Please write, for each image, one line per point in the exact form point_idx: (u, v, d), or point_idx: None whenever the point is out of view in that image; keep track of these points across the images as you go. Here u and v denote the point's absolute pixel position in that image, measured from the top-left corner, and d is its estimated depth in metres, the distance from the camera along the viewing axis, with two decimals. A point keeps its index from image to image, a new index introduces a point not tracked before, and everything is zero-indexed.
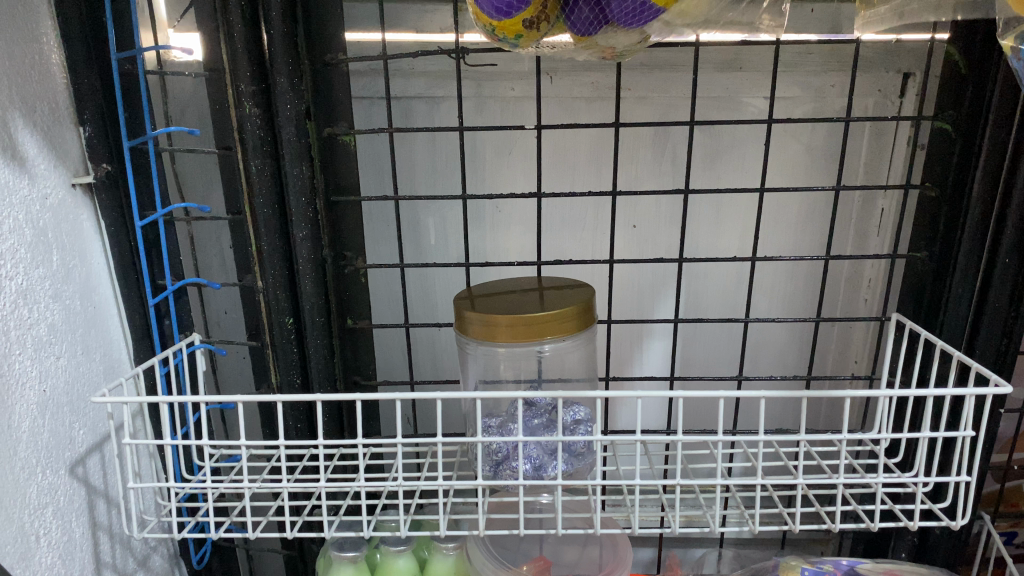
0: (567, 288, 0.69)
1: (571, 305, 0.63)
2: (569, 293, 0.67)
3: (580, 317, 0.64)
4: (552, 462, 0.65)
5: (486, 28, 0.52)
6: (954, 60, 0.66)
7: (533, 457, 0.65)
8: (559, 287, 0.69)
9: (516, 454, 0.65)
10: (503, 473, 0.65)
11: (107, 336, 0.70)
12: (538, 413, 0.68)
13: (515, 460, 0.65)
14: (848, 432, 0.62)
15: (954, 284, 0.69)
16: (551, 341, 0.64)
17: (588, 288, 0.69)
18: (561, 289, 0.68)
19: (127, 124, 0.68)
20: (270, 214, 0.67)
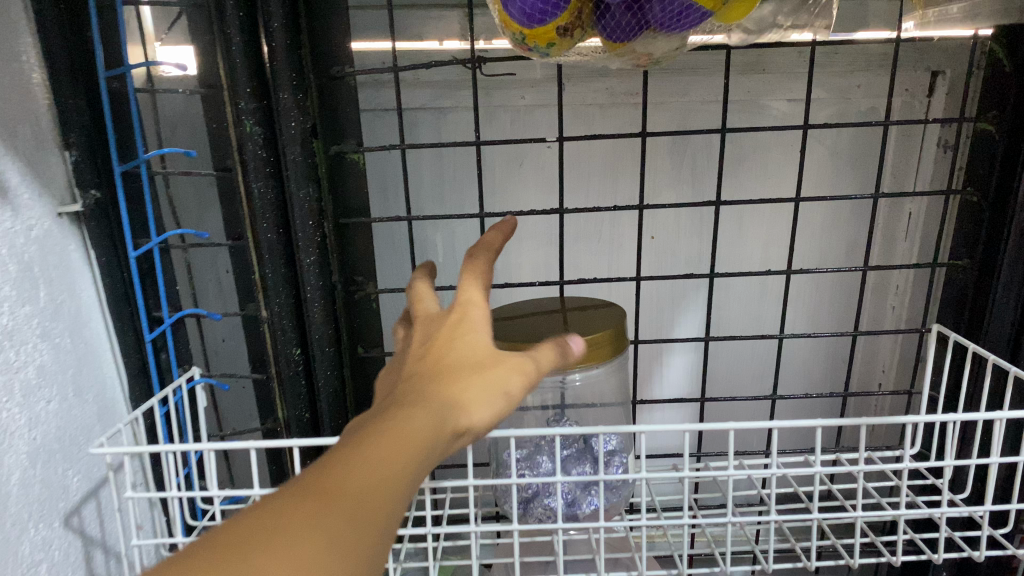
0: (596, 310, 0.64)
1: (604, 330, 0.59)
2: (597, 315, 0.63)
3: (614, 344, 0.59)
4: (586, 498, 0.61)
5: (516, 37, 0.48)
6: (998, 59, 0.62)
7: (566, 493, 0.61)
8: (586, 309, 0.65)
9: (549, 491, 0.61)
10: (538, 513, 0.61)
11: (100, 374, 0.65)
12: (568, 444, 0.64)
13: (547, 497, 0.61)
14: (904, 458, 0.59)
15: (998, 294, 0.65)
16: (582, 368, 0.59)
17: (617, 310, 0.64)
18: (588, 312, 0.64)
19: (117, 147, 0.63)
20: (275, 239, 0.63)
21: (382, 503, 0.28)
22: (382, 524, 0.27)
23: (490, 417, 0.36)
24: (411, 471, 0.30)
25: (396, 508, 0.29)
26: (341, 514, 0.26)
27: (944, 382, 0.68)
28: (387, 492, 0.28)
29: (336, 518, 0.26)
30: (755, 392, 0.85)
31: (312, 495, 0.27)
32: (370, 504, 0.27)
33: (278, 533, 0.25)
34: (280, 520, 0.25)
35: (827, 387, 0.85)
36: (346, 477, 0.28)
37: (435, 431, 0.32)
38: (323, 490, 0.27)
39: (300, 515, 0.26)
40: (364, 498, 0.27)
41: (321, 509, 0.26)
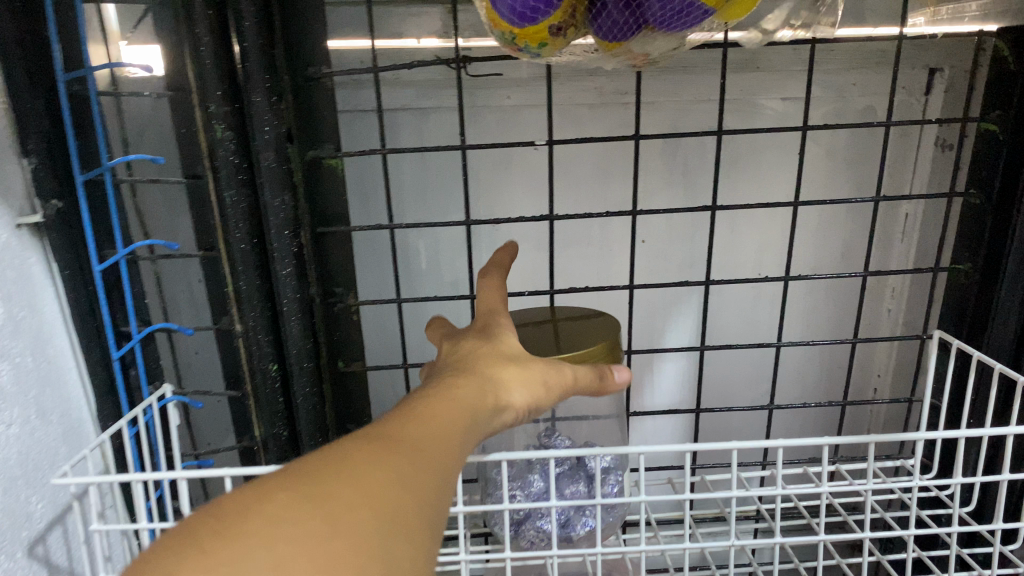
0: (589, 323, 0.61)
1: (599, 344, 0.56)
2: (591, 328, 0.60)
3: (609, 360, 0.56)
4: (580, 518, 0.59)
5: (505, 36, 0.45)
6: (1003, 57, 0.60)
7: (559, 515, 0.58)
8: (579, 321, 0.61)
9: (541, 512, 0.58)
10: (531, 535, 0.59)
11: (65, 394, 0.61)
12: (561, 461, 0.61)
13: (540, 519, 0.58)
14: (914, 474, 0.56)
15: (1000, 298, 0.63)
16: None
17: (613, 324, 0.61)
18: (581, 325, 0.60)
19: (79, 153, 0.59)
20: (248, 250, 0.59)
21: (437, 467, 0.31)
22: (435, 485, 0.30)
23: (536, 399, 0.43)
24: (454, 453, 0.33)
25: (444, 478, 0.31)
26: (402, 463, 0.30)
27: (946, 389, 0.66)
28: (445, 450, 0.33)
29: (401, 465, 0.30)
30: (749, 400, 0.83)
31: (376, 448, 0.30)
32: (425, 464, 0.31)
33: (354, 471, 0.28)
34: (355, 461, 0.29)
35: (822, 394, 0.82)
36: (439, 402, 0.36)
37: (495, 394, 0.40)
38: (386, 447, 0.30)
39: (370, 462, 0.29)
40: (425, 455, 0.31)
41: (403, 441, 0.31)
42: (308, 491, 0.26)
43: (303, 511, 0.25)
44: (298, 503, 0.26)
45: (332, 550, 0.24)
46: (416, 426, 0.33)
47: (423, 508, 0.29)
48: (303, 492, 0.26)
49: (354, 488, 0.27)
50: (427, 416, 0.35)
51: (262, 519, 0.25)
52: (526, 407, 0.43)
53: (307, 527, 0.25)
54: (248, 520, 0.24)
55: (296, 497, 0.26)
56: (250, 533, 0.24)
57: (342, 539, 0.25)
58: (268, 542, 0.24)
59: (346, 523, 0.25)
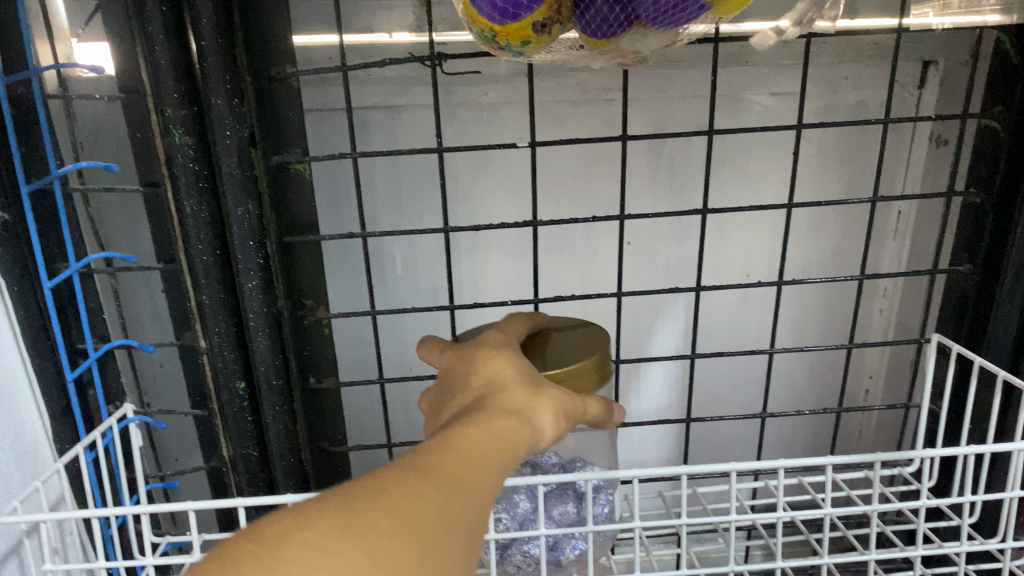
0: (569, 334, 0.56)
1: (585, 359, 0.49)
2: (572, 339, 0.55)
3: (600, 378, 0.51)
4: (569, 542, 0.55)
5: (484, 34, 0.41)
6: (1005, 49, 0.57)
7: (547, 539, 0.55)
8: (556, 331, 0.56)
9: (528, 537, 0.55)
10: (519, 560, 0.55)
11: (18, 416, 0.56)
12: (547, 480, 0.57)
13: (527, 544, 0.55)
14: (920, 490, 0.53)
15: (1001, 301, 0.61)
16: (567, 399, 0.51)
17: (593, 336, 0.56)
18: (561, 333, 0.55)
19: (24, 161, 0.55)
20: (211, 263, 0.55)
21: (474, 496, 0.31)
22: (472, 516, 0.30)
23: (562, 427, 0.41)
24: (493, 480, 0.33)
25: (482, 508, 0.31)
26: (441, 494, 0.29)
27: (947, 396, 0.64)
28: (485, 478, 0.32)
29: (443, 498, 0.29)
30: (738, 406, 0.80)
31: (417, 477, 0.30)
32: (464, 493, 0.30)
33: (396, 501, 0.28)
34: (398, 490, 0.28)
35: (813, 398, 0.80)
36: (480, 424, 0.35)
37: (526, 416, 0.39)
38: (429, 477, 0.30)
39: (413, 493, 0.29)
40: (463, 486, 0.31)
41: (444, 471, 0.31)
42: (347, 519, 0.26)
43: (341, 542, 0.25)
44: (337, 532, 0.26)
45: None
46: (455, 452, 0.33)
47: (458, 541, 0.28)
48: (344, 519, 0.26)
49: (394, 519, 0.27)
50: (465, 441, 0.34)
51: (301, 546, 0.25)
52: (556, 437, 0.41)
53: (341, 558, 0.25)
54: (289, 548, 0.25)
55: (337, 522, 0.26)
56: (285, 562, 0.24)
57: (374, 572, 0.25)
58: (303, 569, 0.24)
59: (382, 558, 0.25)
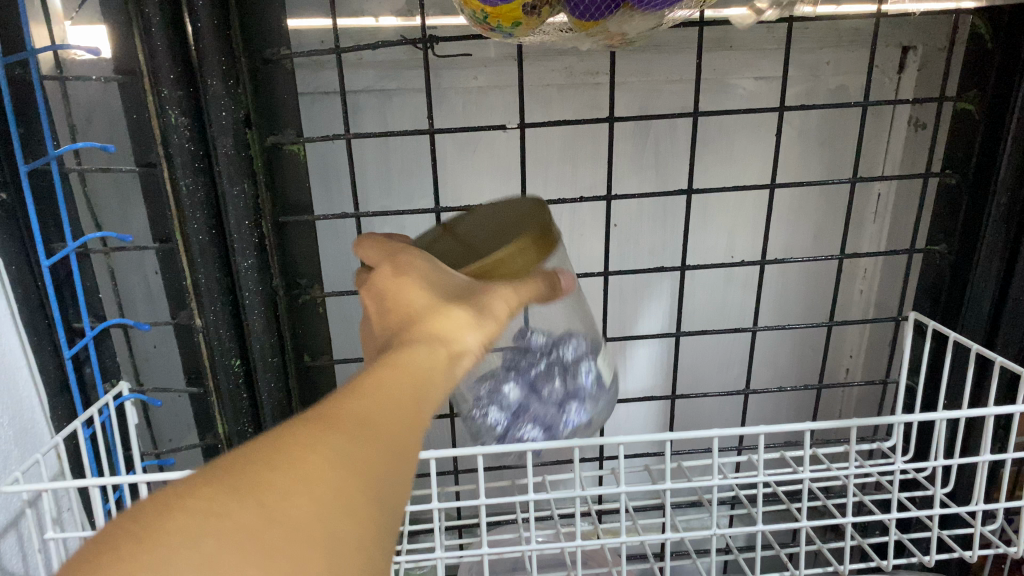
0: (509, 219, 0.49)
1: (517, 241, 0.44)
2: (509, 217, 0.49)
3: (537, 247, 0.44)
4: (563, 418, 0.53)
5: (476, 15, 0.43)
6: (980, 34, 0.59)
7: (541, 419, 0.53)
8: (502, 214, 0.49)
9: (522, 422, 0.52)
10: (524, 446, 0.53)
11: (17, 394, 0.57)
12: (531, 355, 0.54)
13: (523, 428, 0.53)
14: (895, 461, 0.55)
15: (975, 280, 0.63)
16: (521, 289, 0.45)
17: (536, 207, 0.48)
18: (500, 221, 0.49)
19: (22, 142, 0.55)
20: (207, 242, 0.57)
21: (384, 438, 0.28)
22: (388, 461, 0.27)
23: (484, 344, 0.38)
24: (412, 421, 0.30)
25: (403, 453, 0.28)
26: (350, 441, 0.26)
27: (922, 372, 0.66)
28: (402, 418, 0.29)
29: (354, 445, 0.26)
30: (722, 383, 0.82)
31: (316, 427, 0.26)
32: (378, 438, 0.27)
33: (299, 455, 0.24)
34: (302, 442, 0.25)
35: (794, 376, 0.82)
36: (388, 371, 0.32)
37: (438, 340, 0.36)
38: (333, 425, 0.27)
39: (318, 443, 0.25)
40: (370, 429, 0.27)
41: (349, 416, 0.27)
42: (243, 482, 0.23)
43: (232, 505, 0.22)
44: (226, 496, 0.22)
45: (266, 551, 0.21)
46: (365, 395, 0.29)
47: (375, 488, 0.26)
48: (232, 481, 0.23)
49: (297, 475, 0.24)
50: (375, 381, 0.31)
51: (187, 514, 0.21)
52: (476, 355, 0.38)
53: (239, 522, 0.21)
54: (168, 519, 0.21)
55: (231, 485, 0.23)
56: (178, 534, 0.21)
57: (279, 535, 0.22)
58: (193, 539, 0.21)
59: (284, 515, 0.22)
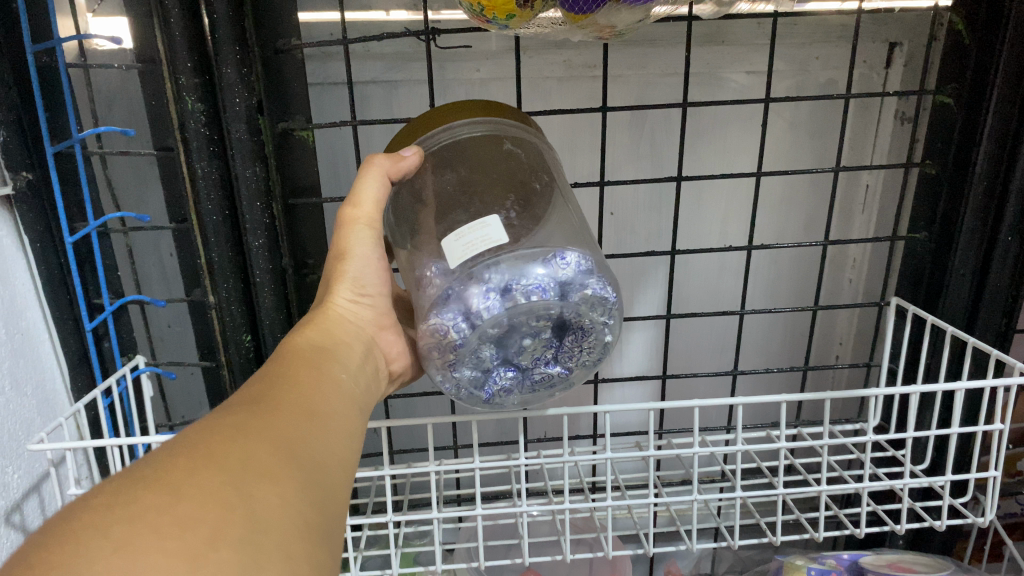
0: (506, 181, 0.51)
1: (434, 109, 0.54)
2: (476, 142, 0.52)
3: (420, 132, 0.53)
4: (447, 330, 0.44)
5: (474, 8, 0.46)
6: (958, 30, 0.62)
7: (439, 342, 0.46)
8: (504, 162, 0.52)
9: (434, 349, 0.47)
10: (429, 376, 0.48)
11: (38, 365, 0.61)
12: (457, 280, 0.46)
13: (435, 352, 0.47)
14: (870, 434, 0.58)
15: (953, 266, 0.66)
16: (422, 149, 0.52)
17: (488, 128, 0.52)
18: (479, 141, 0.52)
19: (48, 126, 0.59)
20: (221, 221, 0.60)
21: (278, 425, 0.35)
22: (286, 442, 0.34)
23: (361, 295, 0.51)
24: (297, 416, 0.37)
25: (298, 439, 0.35)
26: (251, 433, 0.33)
27: (903, 353, 0.69)
28: (287, 414, 0.36)
29: (244, 440, 0.32)
30: (714, 368, 0.85)
31: (220, 431, 0.33)
32: (264, 431, 0.34)
33: (195, 454, 0.30)
34: (196, 447, 0.31)
35: (784, 360, 0.84)
36: (288, 382, 0.40)
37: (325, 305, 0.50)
38: (236, 426, 0.33)
39: (208, 445, 0.31)
40: (266, 421, 0.35)
41: (244, 416, 0.35)
42: (162, 473, 0.29)
43: (156, 491, 0.28)
44: (150, 486, 0.28)
45: (185, 520, 0.27)
46: (251, 403, 0.36)
47: (277, 460, 0.32)
48: (153, 478, 0.28)
49: (197, 467, 0.29)
50: (257, 395, 0.37)
51: (120, 505, 0.27)
52: (358, 306, 0.51)
53: (161, 499, 0.27)
54: (106, 512, 0.26)
55: (156, 482, 0.28)
56: (117, 517, 0.26)
57: (196, 503, 0.28)
58: (117, 522, 0.26)
59: (198, 487, 0.28)
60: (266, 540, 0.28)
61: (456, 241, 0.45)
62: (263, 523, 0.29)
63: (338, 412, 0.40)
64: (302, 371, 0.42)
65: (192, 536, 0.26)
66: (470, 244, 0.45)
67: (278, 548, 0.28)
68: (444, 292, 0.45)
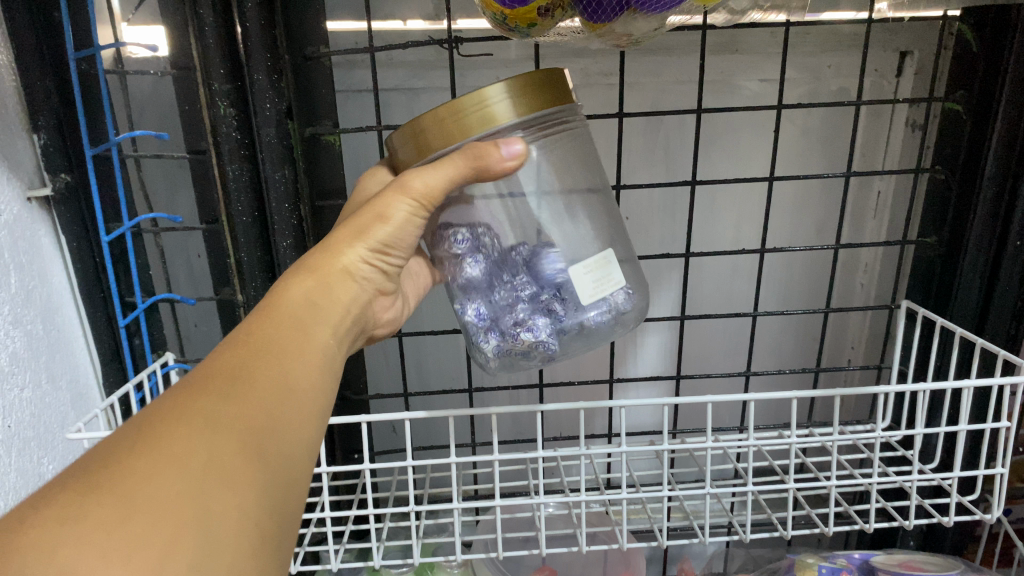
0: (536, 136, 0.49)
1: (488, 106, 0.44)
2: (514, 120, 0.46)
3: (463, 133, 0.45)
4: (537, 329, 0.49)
5: (496, 16, 0.48)
6: (966, 38, 0.63)
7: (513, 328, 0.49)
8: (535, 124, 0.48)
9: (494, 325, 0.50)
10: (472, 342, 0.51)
11: (73, 361, 0.63)
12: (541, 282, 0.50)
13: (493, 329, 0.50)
14: (878, 432, 0.60)
15: (962, 271, 0.67)
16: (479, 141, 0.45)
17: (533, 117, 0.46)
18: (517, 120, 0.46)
19: (87, 131, 0.61)
20: (250, 223, 0.62)
21: (254, 413, 0.33)
22: (258, 435, 0.33)
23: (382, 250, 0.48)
24: (282, 387, 0.36)
25: (271, 425, 0.34)
26: (221, 424, 0.32)
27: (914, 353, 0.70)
28: (263, 396, 0.35)
29: (211, 429, 0.31)
30: (727, 370, 0.86)
31: (186, 413, 0.32)
32: (243, 413, 0.33)
33: (154, 444, 0.30)
34: (157, 432, 0.30)
35: (796, 363, 0.86)
36: (271, 348, 0.37)
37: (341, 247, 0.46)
38: (204, 409, 0.32)
39: (166, 432, 0.30)
40: (240, 407, 0.33)
41: (217, 395, 0.33)
42: (114, 472, 0.28)
43: (105, 496, 0.27)
44: (100, 488, 0.28)
45: (136, 541, 0.27)
46: (239, 364, 0.35)
47: (242, 458, 0.32)
48: (104, 476, 0.28)
49: (157, 468, 0.29)
50: (252, 352, 0.36)
51: (69, 514, 0.27)
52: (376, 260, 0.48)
53: (108, 509, 0.27)
54: (52, 520, 0.26)
55: (109, 482, 0.28)
56: (62, 530, 0.26)
57: (148, 517, 0.27)
58: (63, 534, 0.26)
59: (152, 495, 0.28)
60: (213, 564, 0.28)
61: (583, 276, 0.49)
62: (214, 542, 0.29)
63: (317, 388, 0.38)
64: (303, 313, 0.40)
65: (141, 558, 0.26)
66: (602, 282, 0.49)
67: (221, 572, 0.29)
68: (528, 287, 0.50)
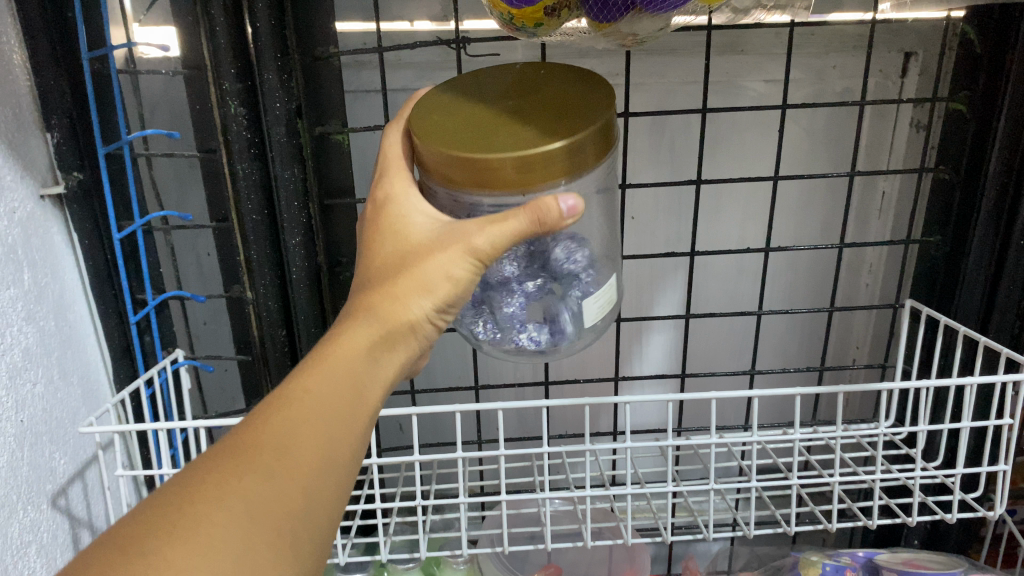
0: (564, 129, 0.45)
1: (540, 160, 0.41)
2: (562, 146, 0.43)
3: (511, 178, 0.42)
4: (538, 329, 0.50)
5: (503, 16, 0.49)
6: (970, 39, 0.64)
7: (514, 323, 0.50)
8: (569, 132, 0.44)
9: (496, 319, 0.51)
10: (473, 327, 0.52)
11: (84, 357, 0.64)
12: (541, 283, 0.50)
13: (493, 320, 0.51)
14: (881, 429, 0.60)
15: (965, 270, 0.67)
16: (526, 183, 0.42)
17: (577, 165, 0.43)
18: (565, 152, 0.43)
19: (100, 130, 0.62)
20: (260, 221, 0.63)
21: (293, 501, 0.33)
22: (293, 527, 0.32)
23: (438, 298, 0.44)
24: (325, 463, 0.34)
25: (309, 512, 0.33)
26: (256, 517, 0.31)
27: (918, 351, 0.70)
28: (304, 481, 0.33)
29: (245, 522, 0.31)
30: (732, 369, 0.86)
31: (222, 498, 0.31)
32: (281, 501, 0.32)
33: (182, 533, 0.30)
34: (187, 518, 0.30)
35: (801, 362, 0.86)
36: (322, 419, 0.35)
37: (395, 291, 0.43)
38: (241, 497, 0.31)
39: (197, 520, 0.30)
40: (280, 496, 0.32)
41: (259, 480, 0.32)
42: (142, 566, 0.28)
43: None
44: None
45: None
46: (285, 427, 0.34)
47: (273, 555, 0.31)
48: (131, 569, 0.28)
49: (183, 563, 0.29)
50: (298, 415, 0.35)
51: None
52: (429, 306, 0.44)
53: None
54: None
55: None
56: None
57: None
58: None
59: None
60: None
61: (595, 305, 0.50)
62: None
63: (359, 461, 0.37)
64: (357, 373, 0.38)
65: None
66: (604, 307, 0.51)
67: None
68: (540, 283, 0.50)
